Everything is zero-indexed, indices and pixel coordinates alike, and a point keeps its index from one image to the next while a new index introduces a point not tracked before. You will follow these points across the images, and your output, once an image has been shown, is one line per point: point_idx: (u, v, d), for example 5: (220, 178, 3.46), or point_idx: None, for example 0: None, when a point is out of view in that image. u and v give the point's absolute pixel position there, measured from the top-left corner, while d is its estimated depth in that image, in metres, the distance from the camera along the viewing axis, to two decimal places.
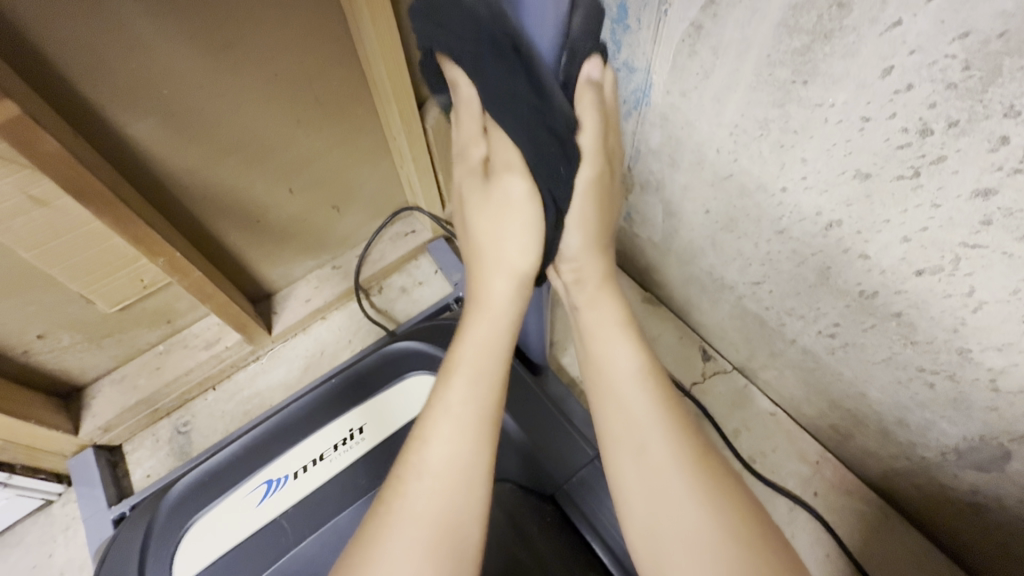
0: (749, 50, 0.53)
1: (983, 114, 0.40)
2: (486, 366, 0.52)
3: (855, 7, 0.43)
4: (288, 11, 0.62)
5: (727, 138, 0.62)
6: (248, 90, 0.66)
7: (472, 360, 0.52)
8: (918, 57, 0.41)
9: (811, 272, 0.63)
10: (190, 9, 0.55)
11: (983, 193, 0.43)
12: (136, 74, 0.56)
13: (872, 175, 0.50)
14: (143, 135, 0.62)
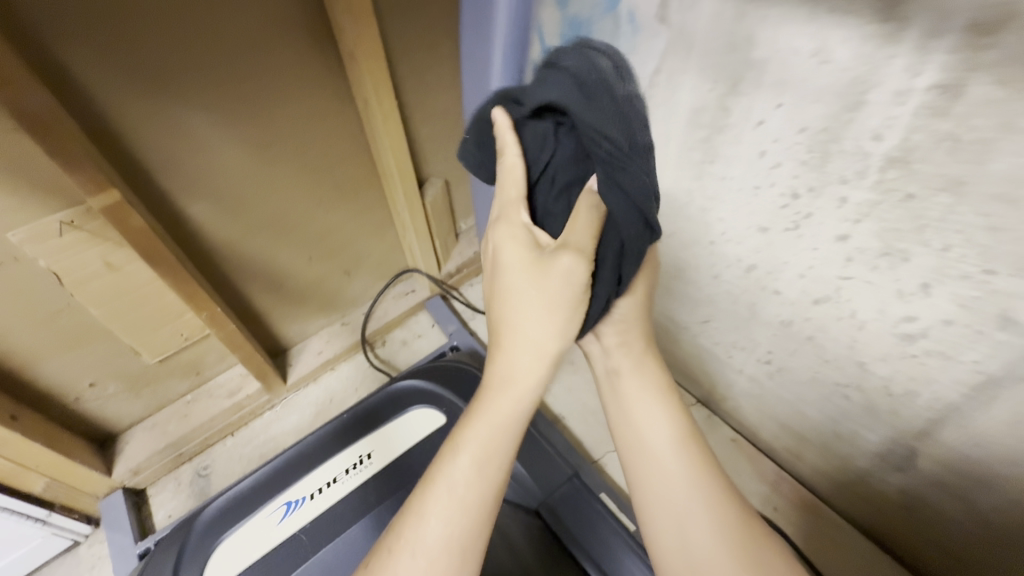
0: (671, 140, 0.70)
1: (827, 182, 0.56)
2: (501, 437, 0.49)
3: (734, 110, 0.60)
4: (316, 116, 0.80)
5: (665, 204, 0.78)
6: (281, 176, 0.82)
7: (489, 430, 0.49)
8: (780, 144, 0.58)
9: (743, 308, 0.77)
10: (241, 119, 0.73)
11: (842, 237, 0.58)
12: (198, 167, 0.73)
13: (769, 229, 0.65)
14: (198, 214, 0.77)
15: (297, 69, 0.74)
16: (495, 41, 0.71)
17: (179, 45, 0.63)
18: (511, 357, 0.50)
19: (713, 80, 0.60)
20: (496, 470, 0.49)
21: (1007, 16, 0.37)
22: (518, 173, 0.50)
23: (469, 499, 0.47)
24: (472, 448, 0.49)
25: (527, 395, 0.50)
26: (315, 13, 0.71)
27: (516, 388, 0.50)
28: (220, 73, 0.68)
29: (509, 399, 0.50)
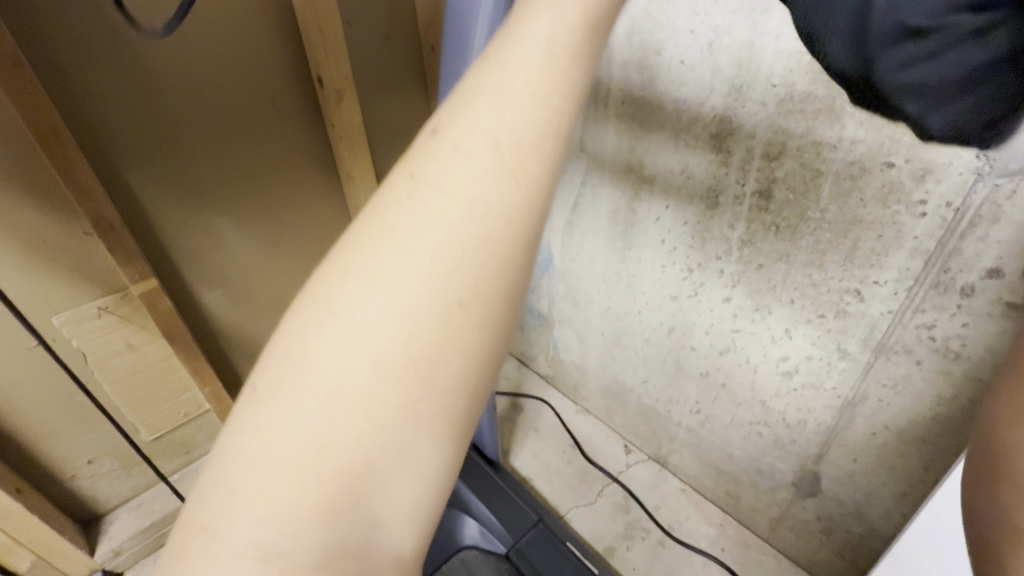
0: (599, 234, 0.90)
1: (708, 259, 0.75)
2: (455, 265, 0.23)
3: (640, 211, 0.81)
4: (315, 221, 0.99)
5: (600, 283, 0.96)
6: (282, 269, 0.98)
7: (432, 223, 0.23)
8: (671, 234, 0.79)
9: (671, 365, 0.93)
10: (255, 222, 0.90)
11: (726, 299, 0.76)
12: (215, 262, 0.88)
13: (677, 297, 0.84)
14: (209, 301, 0.90)
15: (304, 186, 0.94)
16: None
17: (215, 170, 0.82)
18: (430, 176, 0.23)
19: (622, 190, 0.82)
20: (430, 365, 0.22)
21: (782, 149, 0.60)
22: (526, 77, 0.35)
23: (367, 405, 0.22)
24: (346, 323, 0.22)
25: (497, 220, 0.23)
26: (321, 144, 0.93)
27: (454, 194, 0.23)
28: (242, 188, 0.86)
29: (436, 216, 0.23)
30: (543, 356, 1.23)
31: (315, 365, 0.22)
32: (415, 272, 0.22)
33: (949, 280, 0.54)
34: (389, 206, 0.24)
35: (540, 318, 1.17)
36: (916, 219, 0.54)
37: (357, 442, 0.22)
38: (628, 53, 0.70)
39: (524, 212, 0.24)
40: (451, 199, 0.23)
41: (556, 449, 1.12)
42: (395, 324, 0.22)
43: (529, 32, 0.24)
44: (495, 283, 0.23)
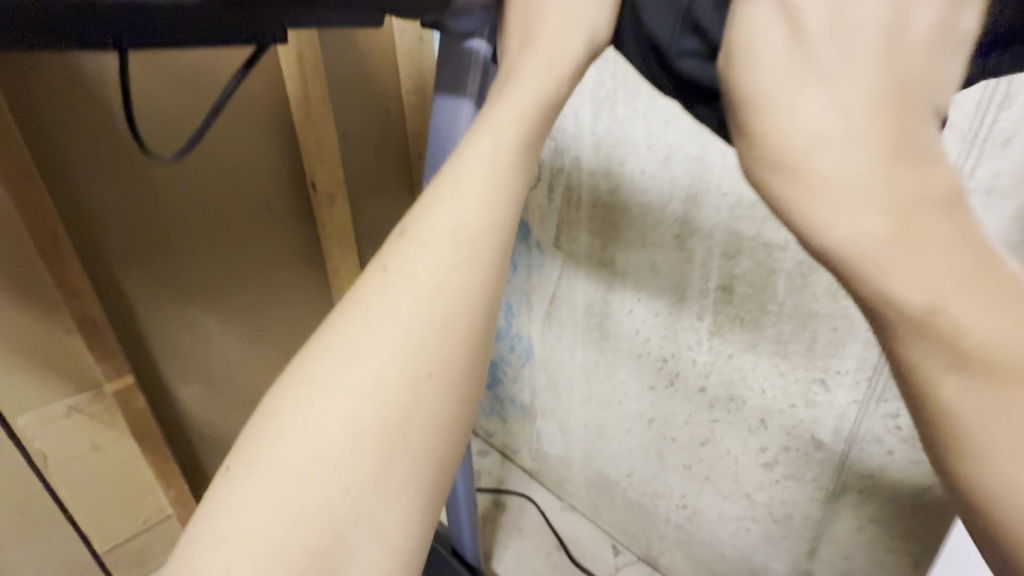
0: (577, 325, 0.93)
1: (681, 349, 0.78)
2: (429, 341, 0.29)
3: (614, 303, 0.85)
4: (299, 314, 1.00)
5: (580, 373, 0.97)
6: (262, 363, 0.97)
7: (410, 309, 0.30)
8: (644, 326, 0.82)
9: (654, 457, 0.92)
10: (239, 316, 0.91)
11: (701, 389, 0.78)
12: (194, 357, 0.88)
13: (655, 387, 0.85)
14: (184, 397, 0.89)
15: (290, 280, 0.97)
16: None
17: (204, 267, 0.85)
18: (398, 277, 0.30)
19: (597, 284, 0.86)
20: (410, 416, 0.28)
21: (738, 249, 0.66)
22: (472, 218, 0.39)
23: (351, 444, 0.27)
24: (331, 385, 0.28)
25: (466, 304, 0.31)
26: (309, 241, 0.97)
27: (424, 279, 0.30)
28: (228, 284, 0.88)
29: (405, 304, 0.30)
30: (527, 449, 1.20)
31: (314, 406, 0.28)
32: (394, 349, 0.29)
33: None
34: (367, 300, 0.30)
35: (522, 409, 1.16)
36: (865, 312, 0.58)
37: (349, 479, 0.27)
38: (595, 163, 0.78)
39: (482, 290, 0.31)
40: (417, 290, 0.30)
41: (541, 551, 1.06)
42: (371, 387, 0.28)
43: (477, 169, 0.32)
44: (459, 355, 0.30)
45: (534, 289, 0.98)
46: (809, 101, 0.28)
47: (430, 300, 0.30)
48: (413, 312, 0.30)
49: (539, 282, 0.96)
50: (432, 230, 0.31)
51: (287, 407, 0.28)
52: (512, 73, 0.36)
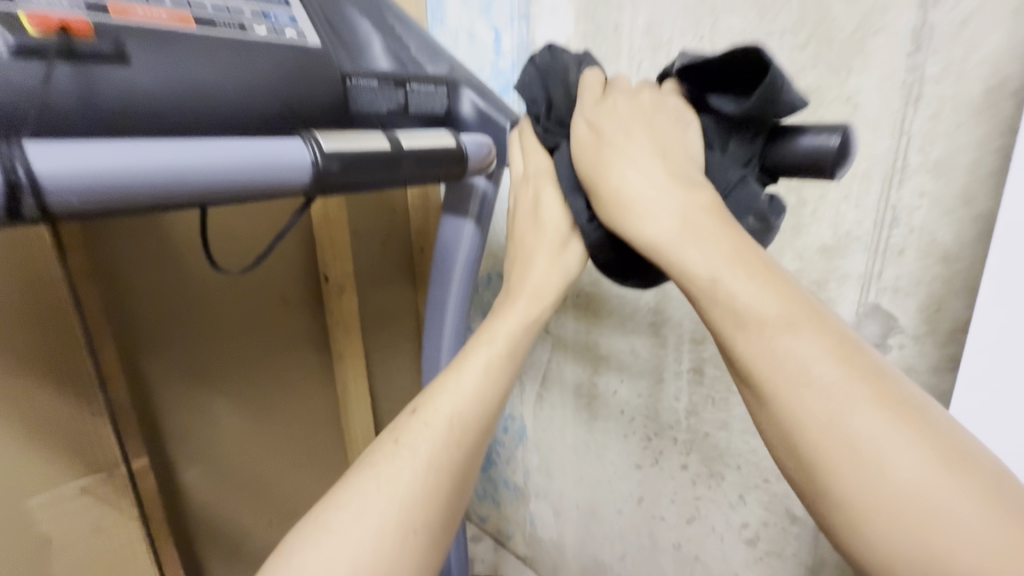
0: (566, 406, 1.00)
1: (662, 428, 0.84)
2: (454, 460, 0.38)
3: (599, 385, 0.92)
4: (303, 397, 1.06)
5: (571, 453, 1.02)
6: (265, 445, 1.01)
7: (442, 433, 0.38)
8: (626, 405, 0.89)
9: (645, 538, 0.94)
10: (248, 398, 0.97)
11: (683, 466, 0.83)
12: (203, 439, 0.92)
13: (641, 465, 0.90)
14: (188, 480, 0.92)
15: (298, 365, 1.04)
16: (448, 320, 0.63)
17: (222, 353, 0.92)
18: (400, 454, 0.37)
19: (583, 367, 0.94)
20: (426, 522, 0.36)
21: (704, 336, 0.75)
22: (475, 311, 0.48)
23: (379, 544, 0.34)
24: (341, 541, 0.33)
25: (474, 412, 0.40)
26: (319, 328, 1.06)
27: (449, 408, 0.39)
28: (241, 368, 0.95)
29: (406, 478, 0.36)
30: (521, 534, 1.20)
31: (358, 506, 0.35)
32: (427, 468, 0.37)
33: None
34: (377, 468, 0.36)
35: (516, 491, 1.18)
36: None
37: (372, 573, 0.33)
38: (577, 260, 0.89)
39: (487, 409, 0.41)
40: (418, 466, 0.36)
41: None
42: (374, 545, 0.34)
43: (488, 309, 0.43)
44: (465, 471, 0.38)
45: (526, 372, 1.06)
46: (659, 214, 0.38)
47: (427, 475, 0.36)
48: (412, 483, 0.36)
49: (530, 365, 1.04)
50: (432, 415, 0.39)
51: (305, 559, 0.33)
52: (519, 237, 0.48)
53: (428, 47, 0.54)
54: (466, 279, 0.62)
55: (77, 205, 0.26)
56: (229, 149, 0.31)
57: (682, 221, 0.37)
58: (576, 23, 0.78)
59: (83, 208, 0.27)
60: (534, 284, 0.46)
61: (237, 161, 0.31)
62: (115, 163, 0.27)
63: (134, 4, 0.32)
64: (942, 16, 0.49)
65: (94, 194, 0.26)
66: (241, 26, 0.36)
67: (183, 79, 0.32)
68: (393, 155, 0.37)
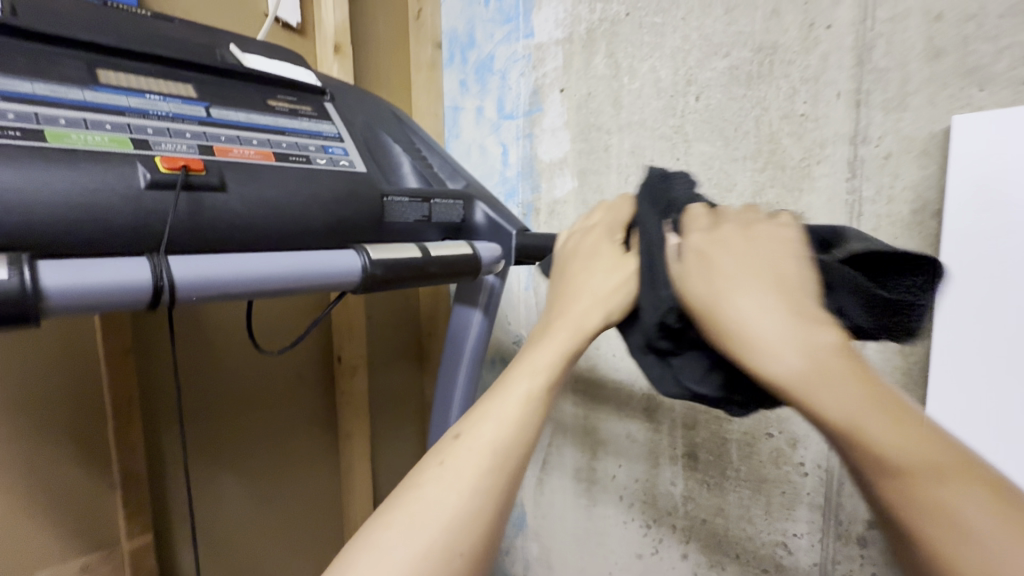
0: (566, 489, 1.01)
1: (661, 514, 0.86)
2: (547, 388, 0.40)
3: (598, 468, 0.95)
4: (308, 476, 1.08)
5: (571, 541, 1.01)
6: (266, 526, 1.01)
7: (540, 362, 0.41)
8: (626, 490, 0.91)
9: None
10: (254, 476, 0.99)
11: (684, 555, 0.84)
12: (207, 518, 0.93)
13: (642, 554, 0.90)
14: (188, 562, 0.91)
15: (306, 443, 1.07)
16: (456, 398, 0.69)
17: (235, 429, 0.96)
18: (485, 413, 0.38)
19: (583, 449, 0.97)
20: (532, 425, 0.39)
21: (695, 420, 0.79)
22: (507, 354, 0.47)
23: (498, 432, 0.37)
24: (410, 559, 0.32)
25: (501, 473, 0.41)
26: (328, 407, 1.10)
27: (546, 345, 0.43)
28: (252, 445, 0.98)
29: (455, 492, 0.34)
30: None
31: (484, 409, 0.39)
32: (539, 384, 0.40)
33: (845, 530, 0.67)
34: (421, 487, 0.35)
35: None
36: (803, 477, 0.70)
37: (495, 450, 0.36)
38: None
39: None
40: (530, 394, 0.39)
41: None
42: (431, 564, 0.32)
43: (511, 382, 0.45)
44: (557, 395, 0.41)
45: None
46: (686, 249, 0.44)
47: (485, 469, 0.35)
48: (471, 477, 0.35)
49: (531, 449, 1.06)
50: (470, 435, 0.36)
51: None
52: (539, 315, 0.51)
53: (448, 167, 0.65)
54: (473, 361, 0.68)
55: (194, 299, 0.32)
56: (308, 253, 0.38)
57: (706, 232, 0.40)
58: (572, 142, 0.91)
59: (197, 301, 0.33)
60: (579, 324, 0.43)
61: (315, 262, 0.37)
62: (228, 266, 0.34)
63: (232, 146, 0.43)
64: (869, 151, 0.61)
65: (209, 289, 0.33)
66: (306, 158, 0.47)
67: (263, 203, 0.42)
68: (424, 260, 0.43)
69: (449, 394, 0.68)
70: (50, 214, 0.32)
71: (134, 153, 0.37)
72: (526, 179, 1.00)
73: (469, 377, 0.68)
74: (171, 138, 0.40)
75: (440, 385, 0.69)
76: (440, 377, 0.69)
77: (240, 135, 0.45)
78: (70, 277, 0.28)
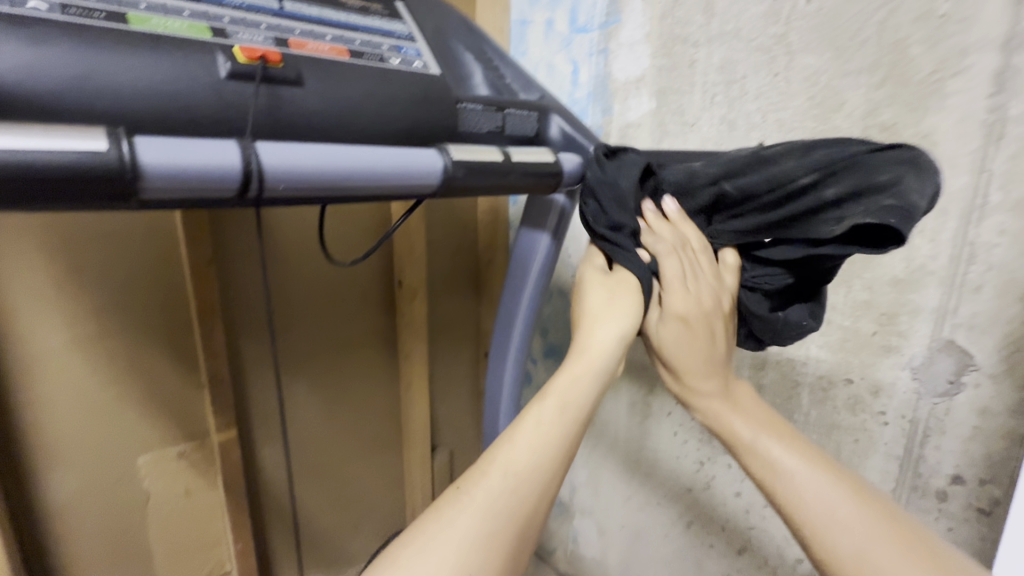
0: (618, 423, 1.01)
1: (716, 452, 0.85)
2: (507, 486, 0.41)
3: (654, 404, 0.94)
4: (371, 392, 1.14)
5: (620, 471, 1.03)
6: (333, 433, 1.09)
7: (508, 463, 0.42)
8: (681, 425, 0.90)
9: (692, 566, 0.93)
10: (322, 388, 1.06)
11: (737, 493, 0.83)
12: (281, 421, 1.01)
13: (692, 488, 0.90)
14: (266, 457, 1.01)
15: (369, 361, 1.12)
16: (518, 323, 0.69)
17: (304, 343, 1.01)
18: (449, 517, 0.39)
19: (639, 385, 0.96)
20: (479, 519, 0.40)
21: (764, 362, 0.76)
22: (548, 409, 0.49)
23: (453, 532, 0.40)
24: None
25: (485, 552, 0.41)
26: (389, 329, 1.13)
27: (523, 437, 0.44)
28: (320, 358, 1.04)
29: (477, 513, 0.39)
30: (562, 550, 1.21)
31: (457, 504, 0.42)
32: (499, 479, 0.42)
33: (923, 483, 0.63)
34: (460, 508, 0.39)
35: (561, 506, 1.19)
36: (882, 427, 0.65)
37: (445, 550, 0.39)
38: None
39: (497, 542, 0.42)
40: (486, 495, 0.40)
41: None
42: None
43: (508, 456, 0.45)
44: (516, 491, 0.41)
45: None
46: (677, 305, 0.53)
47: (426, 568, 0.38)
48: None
49: None
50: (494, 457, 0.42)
51: None
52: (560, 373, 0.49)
53: (523, 77, 0.60)
54: (536, 285, 0.67)
55: (282, 190, 0.33)
56: (390, 151, 0.37)
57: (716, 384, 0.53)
58: (653, 58, 0.83)
59: (285, 191, 0.33)
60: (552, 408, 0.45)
61: (396, 159, 0.36)
62: (313, 156, 0.33)
63: (307, 40, 0.41)
64: None
65: (295, 179, 0.33)
66: (381, 57, 0.45)
67: (341, 102, 0.40)
68: (507, 165, 0.41)
69: (512, 316, 0.68)
70: (143, 101, 0.32)
71: (214, 41, 0.36)
72: (598, 101, 0.93)
73: (533, 300, 0.67)
74: (247, 28, 0.39)
75: (505, 308, 0.69)
76: (503, 301, 0.69)
77: (314, 30, 0.42)
78: (163, 155, 0.29)
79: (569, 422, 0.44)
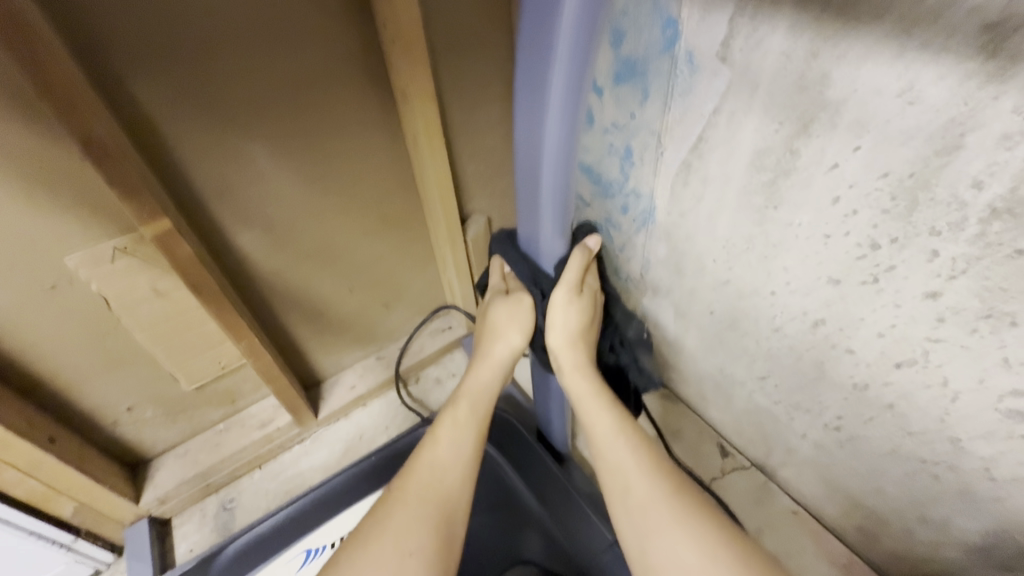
0: (730, 182, 0.66)
1: (914, 232, 0.50)
2: (446, 483, 0.58)
3: (803, 153, 0.56)
4: (364, 148, 0.81)
5: (721, 249, 0.73)
6: (326, 207, 0.82)
7: (440, 458, 0.60)
8: (856, 188, 0.53)
9: (809, 366, 0.70)
10: (297, 149, 0.74)
11: (932, 295, 0.51)
12: (247, 196, 0.74)
13: (842, 281, 0.59)
14: (244, 242, 0.78)
15: (356, 103, 0.76)
16: (551, 134, 0.53)
17: (242, 76, 0.65)
18: (401, 508, 0.55)
19: (779, 121, 0.56)
20: (433, 494, 0.57)
21: None
22: (501, 356, 0.68)
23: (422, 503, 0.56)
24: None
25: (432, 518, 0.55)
26: (369, 48, 0.72)
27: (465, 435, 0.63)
28: (272, 102, 0.69)
29: (413, 501, 0.56)
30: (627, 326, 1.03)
31: (425, 486, 0.57)
32: (442, 469, 0.59)
33: None
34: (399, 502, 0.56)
35: (628, 281, 0.95)
36: None
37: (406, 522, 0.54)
38: None
39: (448, 499, 0.57)
40: (429, 495, 0.57)
41: None
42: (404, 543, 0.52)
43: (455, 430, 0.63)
44: (453, 479, 0.59)
45: (670, 130, 0.69)
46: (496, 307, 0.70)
47: (408, 516, 0.55)
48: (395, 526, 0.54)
49: (680, 119, 0.67)
50: (424, 460, 0.60)
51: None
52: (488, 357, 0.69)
53: None
54: (573, 68, 0.48)
55: None
56: None
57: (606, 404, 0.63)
58: None
59: None
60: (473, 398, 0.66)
61: None
62: None
63: None
64: None
65: None
66: None
67: None
68: None
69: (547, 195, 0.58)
70: None
71: None
72: None
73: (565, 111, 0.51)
74: None
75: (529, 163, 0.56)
76: (520, 88, 0.52)
77: None
78: None
79: (477, 420, 0.64)
